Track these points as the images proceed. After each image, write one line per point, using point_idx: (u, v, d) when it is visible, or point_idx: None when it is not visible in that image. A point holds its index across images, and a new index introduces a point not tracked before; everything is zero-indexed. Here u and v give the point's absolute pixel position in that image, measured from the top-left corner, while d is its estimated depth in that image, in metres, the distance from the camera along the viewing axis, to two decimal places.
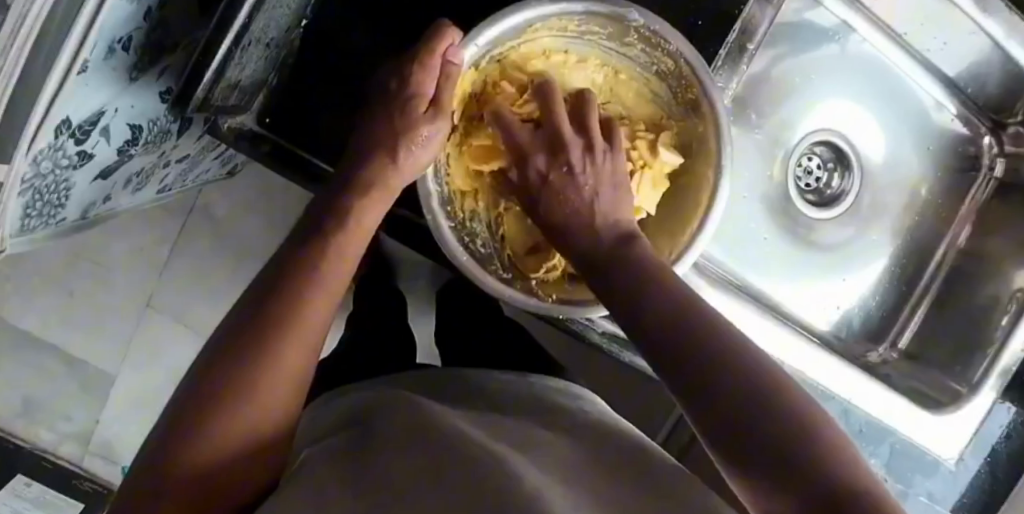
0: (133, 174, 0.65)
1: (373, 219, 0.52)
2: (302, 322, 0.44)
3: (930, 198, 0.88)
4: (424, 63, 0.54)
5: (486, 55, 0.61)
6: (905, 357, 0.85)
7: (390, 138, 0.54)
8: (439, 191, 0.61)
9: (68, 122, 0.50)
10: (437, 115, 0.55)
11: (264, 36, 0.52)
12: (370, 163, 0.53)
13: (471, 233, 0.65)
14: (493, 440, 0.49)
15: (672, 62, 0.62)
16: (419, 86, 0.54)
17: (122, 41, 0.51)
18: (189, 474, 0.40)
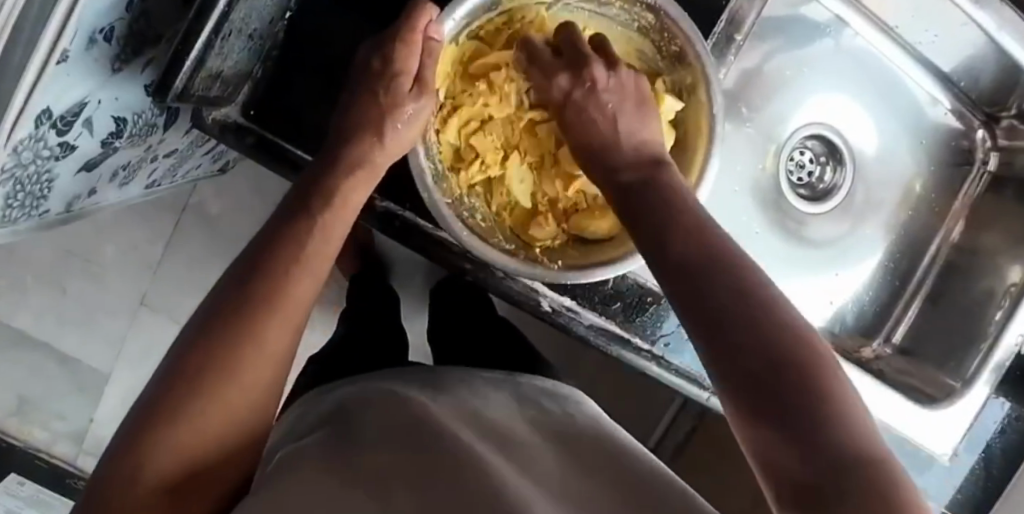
0: (119, 168, 0.65)
1: (358, 200, 0.53)
2: (288, 297, 0.45)
3: (924, 193, 0.87)
4: (408, 49, 0.52)
5: (465, 29, 0.58)
6: (899, 353, 0.84)
7: (374, 119, 0.53)
8: (430, 168, 0.58)
9: (49, 112, 0.49)
10: (421, 93, 0.54)
11: (246, 26, 0.52)
12: (356, 144, 0.53)
13: (469, 209, 0.60)
14: (479, 439, 0.49)
15: (652, 15, 0.58)
16: (402, 65, 0.53)
17: (104, 31, 0.51)
18: (165, 456, 0.40)
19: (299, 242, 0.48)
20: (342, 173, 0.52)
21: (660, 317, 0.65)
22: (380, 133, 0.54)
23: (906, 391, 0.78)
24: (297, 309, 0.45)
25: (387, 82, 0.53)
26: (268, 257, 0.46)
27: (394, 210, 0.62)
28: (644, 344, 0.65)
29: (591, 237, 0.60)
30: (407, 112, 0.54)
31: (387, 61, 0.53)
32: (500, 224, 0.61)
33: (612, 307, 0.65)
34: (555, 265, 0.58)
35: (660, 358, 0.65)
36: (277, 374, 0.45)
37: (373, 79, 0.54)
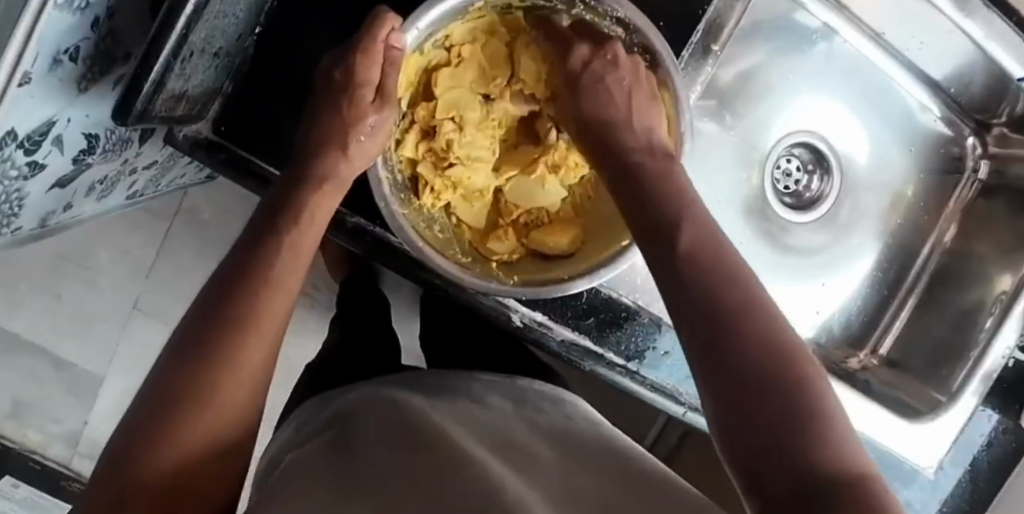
0: (95, 182, 0.65)
1: (326, 215, 0.53)
2: (260, 311, 0.45)
3: (913, 199, 0.86)
4: (367, 61, 0.52)
5: (432, 38, 0.56)
6: (885, 364, 0.83)
7: (339, 134, 0.53)
8: (390, 178, 0.58)
9: (14, 133, 0.50)
10: (384, 105, 0.54)
11: (209, 45, 0.52)
12: (321, 158, 0.53)
13: (429, 220, 0.60)
14: (475, 440, 0.49)
15: (623, 31, 0.57)
16: (364, 77, 0.53)
17: (68, 51, 0.51)
18: (152, 479, 0.40)
19: (267, 260, 0.48)
20: (312, 186, 0.53)
21: (634, 335, 0.66)
22: (344, 140, 0.54)
23: (892, 403, 0.77)
24: (270, 321, 0.46)
25: (349, 92, 0.53)
26: (239, 276, 0.47)
27: (365, 226, 0.62)
28: (618, 359, 0.65)
29: (552, 252, 0.60)
30: (370, 124, 0.54)
31: (349, 74, 0.52)
32: (459, 236, 0.61)
33: (585, 322, 0.65)
34: (511, 279, 0.58)
35: (635, 373, 0.66)
36: (257, 389, 0.45)
37: (333, 88, 0.54)
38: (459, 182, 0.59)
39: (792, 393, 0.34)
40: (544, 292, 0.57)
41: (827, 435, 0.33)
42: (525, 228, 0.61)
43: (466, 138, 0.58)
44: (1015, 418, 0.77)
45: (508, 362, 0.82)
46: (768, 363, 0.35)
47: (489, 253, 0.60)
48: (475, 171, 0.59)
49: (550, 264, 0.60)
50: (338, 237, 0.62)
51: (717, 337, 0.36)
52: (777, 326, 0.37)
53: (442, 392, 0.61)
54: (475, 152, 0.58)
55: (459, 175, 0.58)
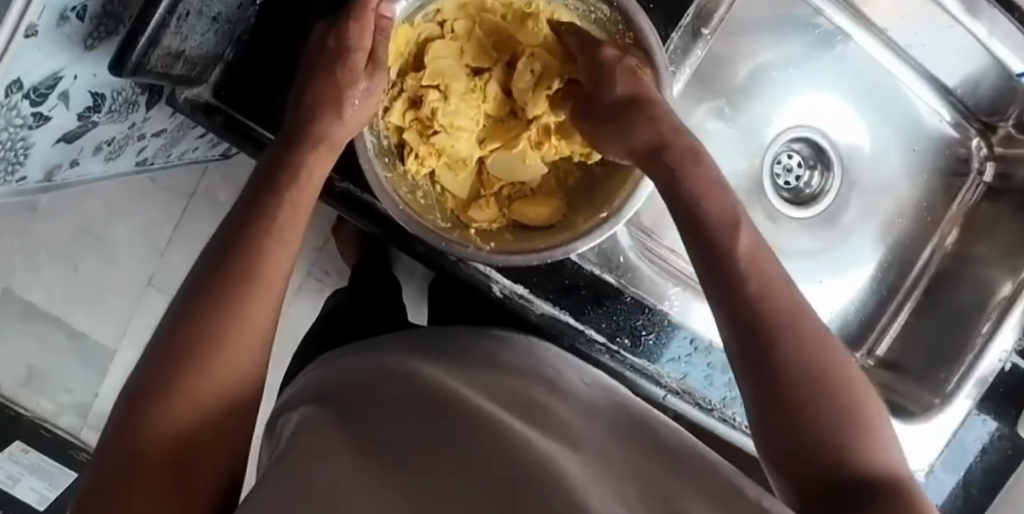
0: (103, 142, 0.67)
1: (321, 173, 0.54)
2: (259, 274, 0.46)
3: (918, 200, 0.84)
4: (361, 23, 0.54)
5: (422, 10, 0.59)
6: (881, 365, 0.81)
7: (329, 94, 0.55)
8: (375, 145, 0.59)
9: (20, 83, 0.53)
10: (375, 70, 0.56)
11: (206, 8, 0.55)
12: (309, 119, 0.55)
13: (414, 187, 0.61)
14: (455, 377, 0.49)
15: (608, 9, 0.59)
16: (357, 43, 0.54)
17: (75, 10, 0.53)
18: (157, 448, 0.39)
19: (264, 226, 0.48)
20: (306, 144, 0.54)
21: (616, 313, 0.66)
22: (338, 104, 0.55)
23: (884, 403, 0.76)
24: (268, 282, 0.46)
25: (342, 58, 0.54)
26: (234, 246, 0.47)
27: (354, 192, 0.63)
28: (598, 336, 0.66)
29: (532, 223, 0.62)
30: (360, 90, 0.55)
31: (341, 38, 0.54)
32: (442, 204, 0.63)
33: (566, 298, 0.65)
34: (488, 245, 0.60)
35: (616, 352, 0.66)
36: (259, 353, 0.44)
37: (327, 53, 0.55)
38: (443, 149, 0.61)
39: (835, 404, 0.38)
40: (525, 260, 0.58)
41: (862, 445, 0.38)
42: (505, 198, 0.63)
43: (451, 111, 0.60)
44: (1011, 425, 0.75)
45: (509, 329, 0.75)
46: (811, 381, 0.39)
47: (470, 220, 0.62)
48: (462, 141, 0.61)
49: (532, 233, 0.62)
50: (326, 201, 0.64)
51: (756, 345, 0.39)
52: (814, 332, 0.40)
53: (426, 336, 0.62)
54: (459, 121, 0.60)
55: (443, 143, 0.60)
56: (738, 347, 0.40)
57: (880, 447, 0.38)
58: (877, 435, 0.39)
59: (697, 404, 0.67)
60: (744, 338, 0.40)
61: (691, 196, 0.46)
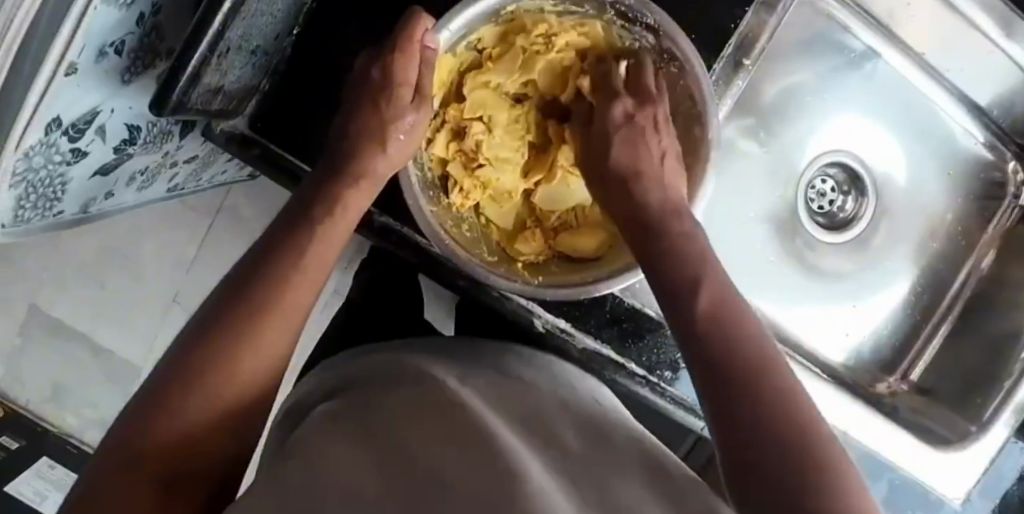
0: (137, 172, 0.67)
1: (357, 208, 0.53)
2: (281, 301, 0.44)
3: (952, 222, 0.83)
4: (404, 56, 0.53)
5: (464, 40, 0.58)
6: (915, 390, 0.80)
7: (372, 132, 0.55)
8: (419, 177, 0.60)
9: (59, 120, 0.53)
10: (420, 104, 0.56)
11: (245, 43, 0.54)
12: (349, 155, 0.54)
13: (457, 219, 0.61)
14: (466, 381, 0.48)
15: (654, 39, 0.58)
16: (401, 77, 0.54)
17: (114, 44, 0.54)
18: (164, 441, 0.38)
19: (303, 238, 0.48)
20: (346, 179, 0.53)
21: (658, 346, 0.65)
22: (383, 139, 0.55)
23: (919, 430, 0.75)
24: (291, 308, 0.45)
25: (386, 92, 0.55)
26: (270, 253, 0.47)
27: (392, 225, 0.63)
28: (639, 369, 0.65)
29: (577, 256, 0.61)
30: (406, 123, 0.56)
31: (386, 73, 0.54)
32: (487, 236, 0.63)
33: (606, 331, 0.65)
34: (535, 279, 0.59)
35: (657, 385, 0.65)
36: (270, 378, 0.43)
37: (372, 85, 0.55)
38: (489, 182, 0.61)
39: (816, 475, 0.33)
40: (568, 294, 0.57)
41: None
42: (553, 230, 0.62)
43: (495, 142, 0.61)
44: None
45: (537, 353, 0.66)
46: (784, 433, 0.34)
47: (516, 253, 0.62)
48: (506, 171, 0.61)
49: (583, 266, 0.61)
50: (368, 235, 0.64)
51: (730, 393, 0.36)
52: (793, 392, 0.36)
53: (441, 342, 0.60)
54: (503, 154, 0.61)
55: (488, 176, 0.61)
56: (713, 396, 0.37)
57: None
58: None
59: None
60: (719, 385, 0.37)
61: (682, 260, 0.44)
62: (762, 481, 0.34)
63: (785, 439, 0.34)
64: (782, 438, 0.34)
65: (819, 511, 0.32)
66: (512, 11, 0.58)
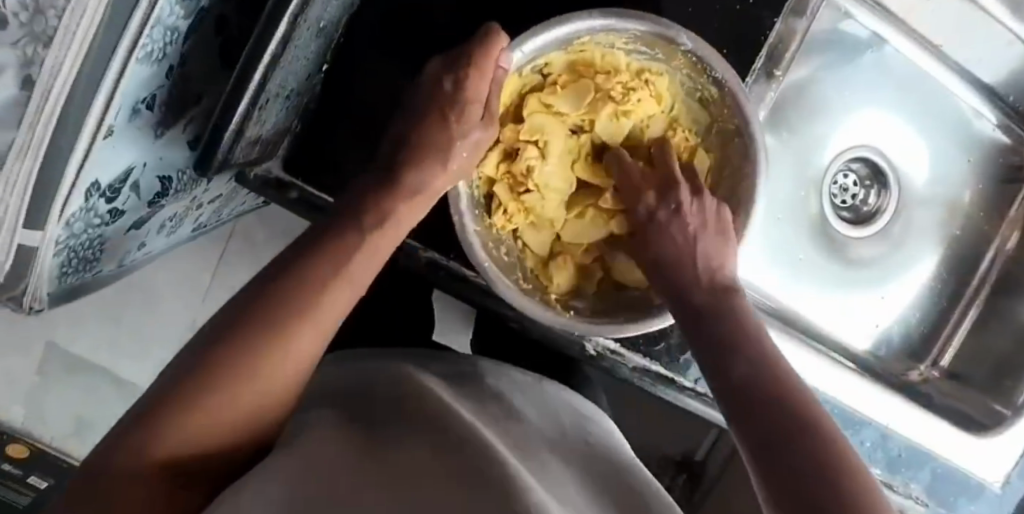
0: (166, 220, 0.67)
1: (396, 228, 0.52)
2: (315, 313, 0.44)
3: (970, 209, 0.85)
4: (479, 70, 0.54)
5: (532, 62, 0.60)
6: (948, 376, 0.82)
7: (420, 154, 0.55)
8: (469, 193, 0.61)
9: (98, 184, 0.52)
10: (485, 120, 0.57)
11: (283, 89, 0.54)
12: (398, 181, 0.54)
13: (497, 240, 0.63)
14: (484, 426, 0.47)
15: (716, 89, 0.60)
16: (472, 92, 0.55)
17: (146, 101, 0.53)
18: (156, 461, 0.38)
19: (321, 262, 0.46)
20: (399, 197, 0.53)
21: None
22: (442, 164, 0.55)
23: (954, 416, 0.77)
24: (325, 322, 0.44)
25: (457, 106, 0.55)
26: (291, 271, 0.45)
27: (440, 260, 0.68)
28: (687, 382, 0.69)
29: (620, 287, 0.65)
30: (472, 139, 0.57)
31: (458, 84, 0.54)
32: (523, 259, 0.64)
33: (655, 348, 0.69)
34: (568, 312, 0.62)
35: (705, 396, 0.69)
36: (292, 387, 0.43)
37: (444, 97, 0.55)
38: (532, 208, 0.63)
39: None
40: (602, 329, 0.59)
41: None
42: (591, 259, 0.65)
43: (550, 168, 0.62)
44: None
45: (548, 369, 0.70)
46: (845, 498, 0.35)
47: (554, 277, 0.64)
48: (555, 201, 0.63)
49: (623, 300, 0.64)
50: (421, 273, 0.69)
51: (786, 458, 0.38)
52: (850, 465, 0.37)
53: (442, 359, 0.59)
54: (552, 183, 0.63)
55: (533, 202, 0.63)
56: (769, 464, 0.38)
57: None
58: None
59: None
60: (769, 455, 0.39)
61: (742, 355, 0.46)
62: None
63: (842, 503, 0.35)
64: (798, 435, 0.39)
65: None
66: (588, 40, 0.60)
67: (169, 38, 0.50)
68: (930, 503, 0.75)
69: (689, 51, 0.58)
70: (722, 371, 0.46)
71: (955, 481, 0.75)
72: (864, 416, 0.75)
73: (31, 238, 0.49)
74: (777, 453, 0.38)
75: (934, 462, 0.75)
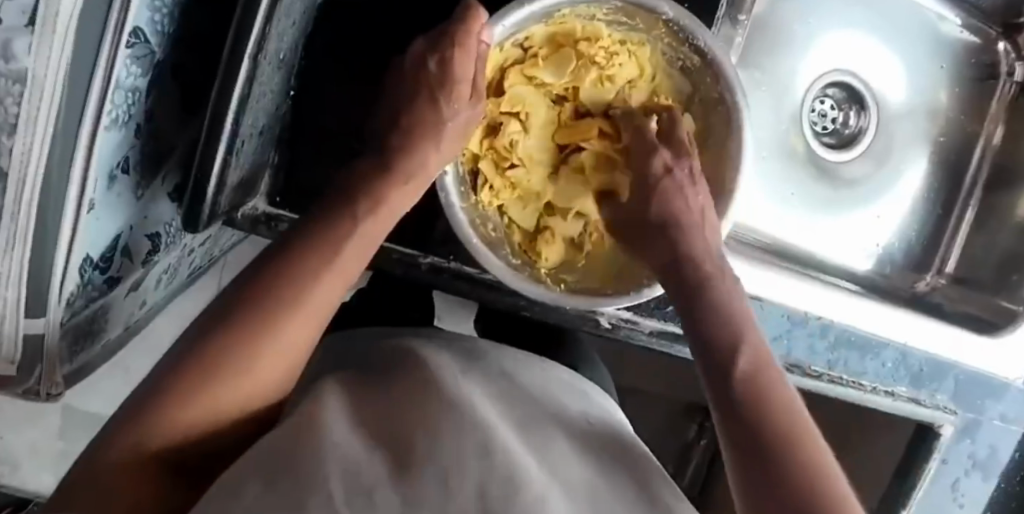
0: (162, 273, 0.66)
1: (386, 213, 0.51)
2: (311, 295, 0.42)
3: (950, 112, 0.85)
4: (463, 47, 0.54)
5: (512, 37, 0.61)
6: (954, 283, 0.83)
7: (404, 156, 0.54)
8: (454, 174, 0.61)
9: (90, 259, 0.51)
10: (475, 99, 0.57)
11: (254, 127, 0.52)
12: (381, 182, 0.52)
13: (484, 217, 0.63)
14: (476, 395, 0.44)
15: (699, 58, 0.62)
16: (460, 72, 0.55)
17: (120, 165, 0.52)
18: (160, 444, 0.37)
19: (318, 240, 0.45)
20: (396, 180, 0.53)
21: None
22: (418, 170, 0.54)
23: (966, 322, 0.78)
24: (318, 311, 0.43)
25: (445, 87, 0.55)
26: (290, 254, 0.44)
27: (441, 263, 0.68)
28: None
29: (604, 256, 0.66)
30: (460, 120, 0.56)
31: (445, 65, 0.54)
32: (509, 236, 0.65)
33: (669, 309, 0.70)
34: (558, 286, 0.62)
35: None
36: (288, 372, 0.42)
37: (430, 78, 0.55)
38: (518, 183, 0.64)
39: None
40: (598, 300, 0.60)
41: None
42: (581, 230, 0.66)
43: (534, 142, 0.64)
44: None
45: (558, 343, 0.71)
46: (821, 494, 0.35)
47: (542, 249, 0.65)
48: (538, 171, 0.65)
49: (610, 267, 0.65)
50: (424, 281, 0.68)
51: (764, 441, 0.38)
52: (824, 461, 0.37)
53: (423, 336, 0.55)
54: (537, 155, 0.65)
55: (518, 177, 0.64)
56: (749, 442, 0.38)
57: None
58: None
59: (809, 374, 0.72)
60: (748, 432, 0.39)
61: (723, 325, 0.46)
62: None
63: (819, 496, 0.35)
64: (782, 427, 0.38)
65: None
66: (570, 10, 0.61)
67: (131, 99, 0.49)
68: (958, 409, 0.77)
69: (671, 20, 0.59)
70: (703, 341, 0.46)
71: (976, 384, 0.77)
72: (881, 339, 0.75)
73: (35, 325, 0.48)
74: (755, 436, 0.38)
75: (955, 369, 0.76)
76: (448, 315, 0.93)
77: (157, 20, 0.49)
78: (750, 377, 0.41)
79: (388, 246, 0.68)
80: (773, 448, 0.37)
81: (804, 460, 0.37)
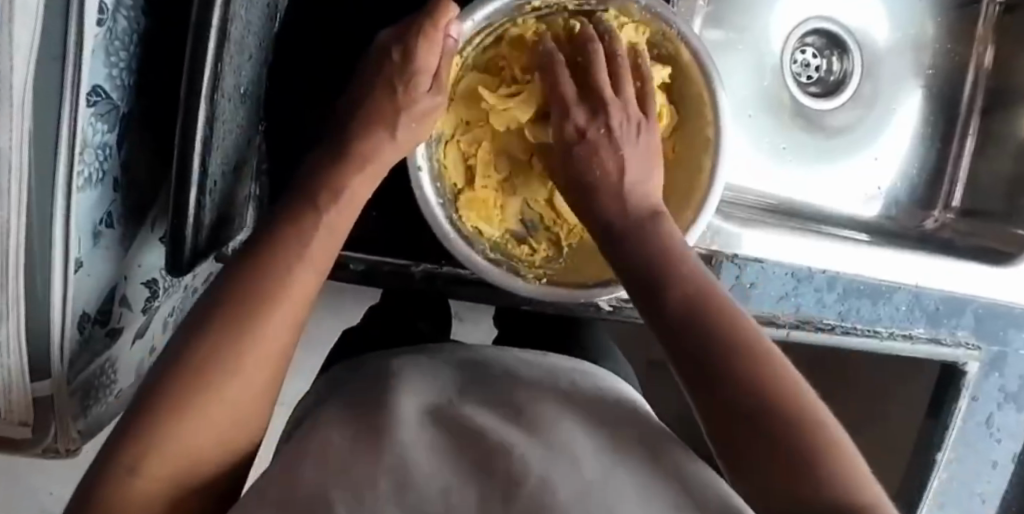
0: (168, 316, 0.68)
1: (348, 220, 0.50)
2: (284, 302, 0.43)
3: (936, 43, 0.83)
4: (429, 38, 0.54)
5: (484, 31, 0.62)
6: (963, 215, 0.81)
7: (370, 159, 0.53)
8: (428, 166, 0.61)
9: (87, 314, 0.52)
10: (438, 90, 0.57)
11: (224, 162, 0.54)
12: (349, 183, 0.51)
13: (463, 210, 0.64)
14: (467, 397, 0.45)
15: (673, 48, 0.63)
16: (423, 63, 0.55)
17: (104, 221, 0.53)
18: (159, 472, 0.38)
19: (285, 244, 0.46)
20: (359, 172, 0.52)
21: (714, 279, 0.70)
22: (380, 172, 0.54)
23: (980, 253, 0.76)
24: (301, 304, 0.44)
25: (406, 75, 0.55)
26: (254, 260, 0.44)
27: (432, 268, 0.69)
28: None
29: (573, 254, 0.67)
30: (423, 110, 0.56)
31: (408, 55, 0.55)
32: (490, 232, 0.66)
33: None
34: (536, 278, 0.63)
35: None
36: (272, 385, 0.42)
37: (393, 68, 0.55)
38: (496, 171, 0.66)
39: (791, 423, 0.37)
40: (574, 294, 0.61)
41: (831, 472, 0.36)
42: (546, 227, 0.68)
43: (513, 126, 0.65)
44: None
45: (559, 335, 0.71)
46: (766, 387, 0.38)
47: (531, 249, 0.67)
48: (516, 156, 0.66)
49: (588, 257, 0.65)
50: (418, 286, 0.70)
51: (706, 368, 0.40)
52: (765, 357, 0.39)
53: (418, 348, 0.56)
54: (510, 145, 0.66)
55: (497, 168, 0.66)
56: (690, 369, 0.40)
57: (860, 485, 0.36)
58: (855, 474, 0.36)
59: (817, 328, 0.71)
60: (685, 357, 0.41)
61: (640, 249, 0.49)
62: (755, 444, 0.37)
63: (768, 395, 0.38)
64: (724, 341, 0.40)
65: (814, 466, 0.36)
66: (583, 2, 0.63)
67: (103, 155, 0.50)
68: (981, 344, 0.76)
69: (643, 9, 0.61)
70: (637, 270, 0.48)
71: (996, 316, 0.76)
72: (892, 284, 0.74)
73: (43, 387, 0.50)
74: (699, 361, 0.40)
75: (972, 304, 0.75)
76: (468, 315, 0.94)
77: (116, 75, 0.50)
78: (709, 327, 0.41)
79: (381, 259, 0.69)
80: (736, 371, 0.39)
81: (768, 380, 0.38)
